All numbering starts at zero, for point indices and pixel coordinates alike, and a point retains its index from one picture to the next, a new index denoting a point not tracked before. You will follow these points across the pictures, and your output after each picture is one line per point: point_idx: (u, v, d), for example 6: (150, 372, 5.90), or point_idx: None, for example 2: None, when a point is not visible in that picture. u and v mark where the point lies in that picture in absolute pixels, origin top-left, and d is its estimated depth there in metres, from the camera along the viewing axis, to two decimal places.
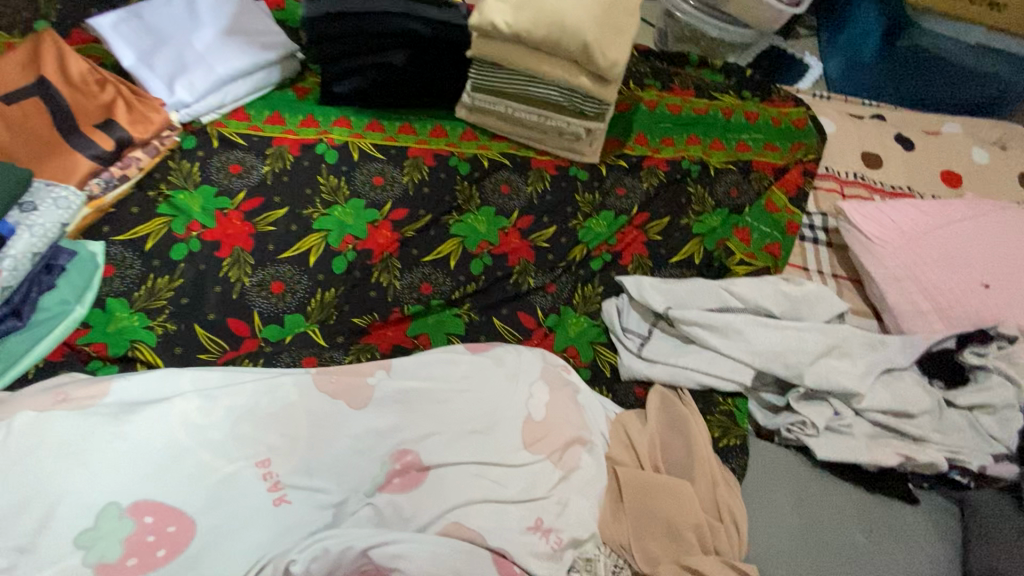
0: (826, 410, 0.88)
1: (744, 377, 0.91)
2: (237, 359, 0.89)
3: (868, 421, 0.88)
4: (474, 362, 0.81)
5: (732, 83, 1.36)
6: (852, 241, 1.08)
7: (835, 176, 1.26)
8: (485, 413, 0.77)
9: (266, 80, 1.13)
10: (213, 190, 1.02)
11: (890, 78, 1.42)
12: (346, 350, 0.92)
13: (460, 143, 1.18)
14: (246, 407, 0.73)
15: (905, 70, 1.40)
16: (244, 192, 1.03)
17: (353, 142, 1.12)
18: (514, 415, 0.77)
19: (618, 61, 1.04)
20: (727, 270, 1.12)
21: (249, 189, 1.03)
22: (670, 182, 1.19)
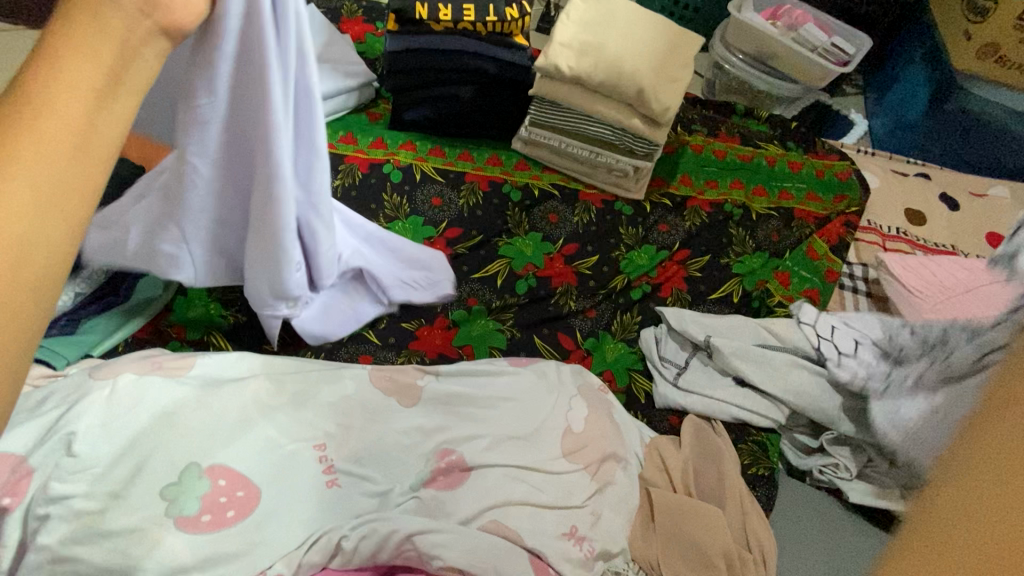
0: (861, 453, 0.90)
1: (778, 415, 0.94)
2: (300, 351, 0.96)
3: None
4: (517, 374, 0.86)
5: (777, 134, 1.48)
6: (893, 293, 1.16)
7: (877, 229, 1.34)
8: (529, 422, 0.81)
9: (344, 104, 1.25)
10: None
11: (935, 138, 1.57)
12: (397, 351, 0.99)
13: (514, 172, 1.27)
14: (309, 394, 0.82)
15: (949, 131, 1.54)
16: None
17: (417, 164, 1.23)
18: (555, 426, 0.81)
19: (671, 106, 1.11)
20: (766, 310, 1.16)
21: None
22: (713, 224, 1.27)
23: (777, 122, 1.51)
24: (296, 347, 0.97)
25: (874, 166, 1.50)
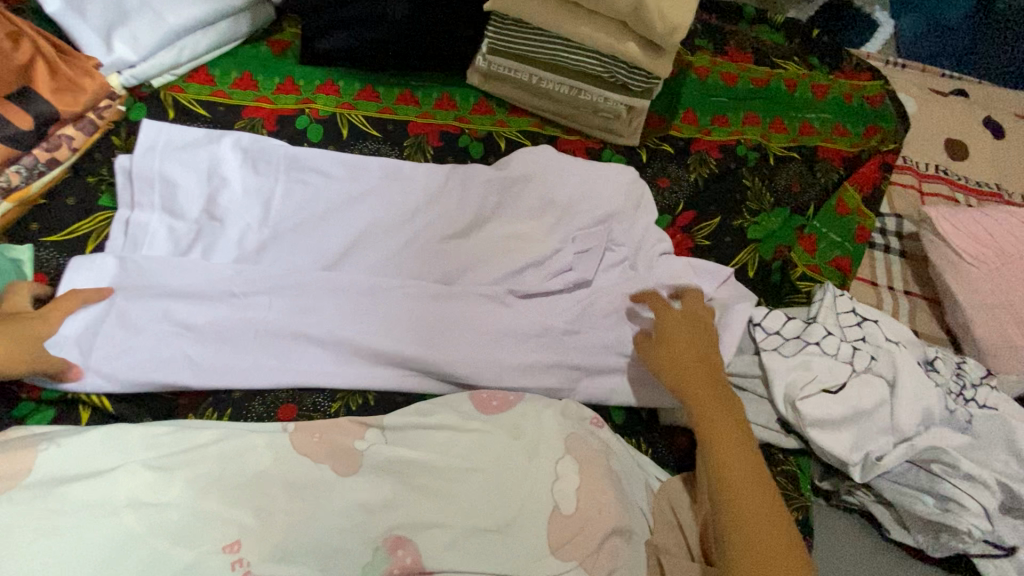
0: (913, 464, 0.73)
1: (832, 442, 0.73)
2: (200, 408, 0.73)
3: (948, 471, 0.72)
4: (483, 432, 0.67)
5: (794, 46, 1.23)
6: (937, 256, 0.96)
7: (913, 169, 1.12)
8: (501, 508, 0.62)
9: (232, 32, 0.93)
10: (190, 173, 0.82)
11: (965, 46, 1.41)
12: (331, 394, 0.76)
13: (472, 117, 0.99)
14: (215, 474, 0.64)
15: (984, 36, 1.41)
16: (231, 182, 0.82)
17: (341, 113, 0.94)
18: (536, 510, 0.62)
19: (679, 26, 0.81)
20: (788, 285, 0.96)
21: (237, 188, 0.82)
22: (723, 173, 1.03)
23: (794, 30, 1.26)
24: (179, 415, 0.73)
25: (909, 83, 1.25)
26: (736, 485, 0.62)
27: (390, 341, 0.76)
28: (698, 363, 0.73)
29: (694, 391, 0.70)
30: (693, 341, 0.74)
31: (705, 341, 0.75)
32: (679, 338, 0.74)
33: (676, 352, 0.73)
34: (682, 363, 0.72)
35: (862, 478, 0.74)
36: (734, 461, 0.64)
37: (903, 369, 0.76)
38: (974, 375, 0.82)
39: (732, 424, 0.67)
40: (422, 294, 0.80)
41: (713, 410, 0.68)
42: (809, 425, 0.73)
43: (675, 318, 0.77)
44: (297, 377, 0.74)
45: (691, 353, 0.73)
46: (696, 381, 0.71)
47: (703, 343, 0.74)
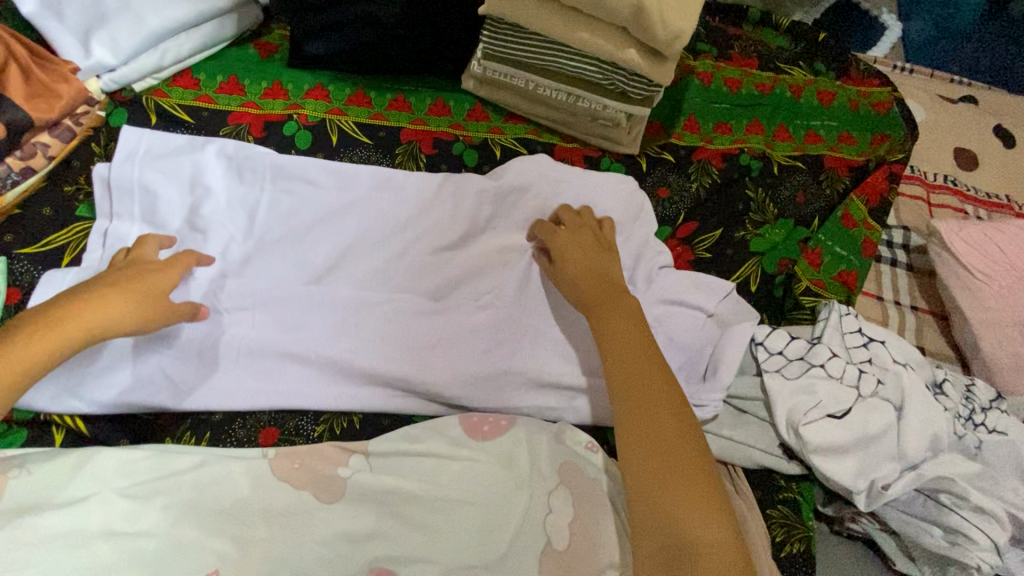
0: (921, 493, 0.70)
1: (837, 471, 0.70)
2: (178, 430, 0.70)
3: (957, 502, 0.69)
4: (472, 460, 0.65)
5: (800, 50, 1.20)
6: (946, 272, 0.93)
7: (921, 179, 1.09)
8: (490, 543, 0.60)
9: (217, 34, 0.90)
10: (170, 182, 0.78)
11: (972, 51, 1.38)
12: (315, 417, 0.73)
13: (466, 123, 0.96)
14: (193, 501, 0.62)
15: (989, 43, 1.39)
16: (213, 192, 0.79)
17: (331, 119, 0.91)
18: (528, 548, 0.60)
19: (683, 32, 0.78)
20: (791, 299, 0.93)
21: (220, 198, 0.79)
22: (725, 183, 0.99)
23: (800, 33, 1.22)
24: (157, 437, 0.70)
25: (917, 89, 1.22)
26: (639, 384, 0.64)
27: (378, 360, 0.73)
28: (596, 273, 0.76)
29: (594, 300, 0.73)
30: (594, 255, 0.77)
31: (603, 254, 0.78)
32: (578, 255, 0.77)
33: (575, 265, 0.76)
34: (586, 283, 0.75)
35: (867, 506, 0.71)
36: (636, 363, 0.66)
37: (911, 393, 0.74)
38: (983, 399, 0.79)
39: (636, 328, 0.69)
40: (412, 309, 0.77)
41: (608, 313, 0.71)
42: (812, 452, 0.70)
43: (577, 236, 0.80)
44: (280, 398, 0.71)
45: (588, 263, 0.76)
46: (594, 291, 0.74)
47: (602, 257, 0.78)
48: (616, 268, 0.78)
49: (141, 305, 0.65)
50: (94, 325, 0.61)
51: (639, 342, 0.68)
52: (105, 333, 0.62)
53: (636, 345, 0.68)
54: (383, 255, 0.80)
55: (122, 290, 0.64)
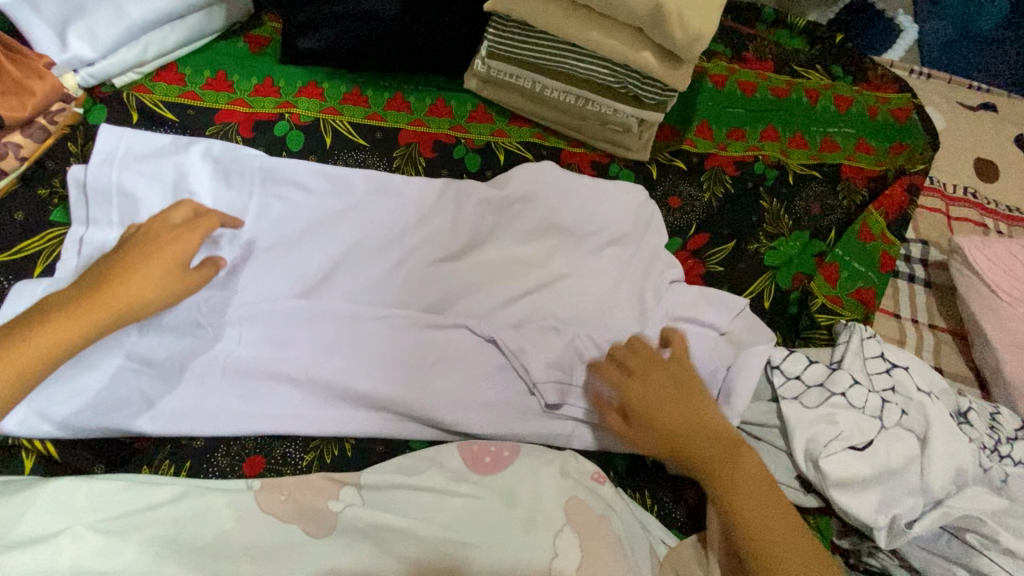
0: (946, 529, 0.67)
1: (859, 507, 0.66)
2: (157, 456, 0.66)
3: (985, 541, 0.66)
4: (473, 495, 0.62)
5: (816, 52, 1.15)
6: (968, 291, 0.89)
7: (940, 191, 1.05)
8: None
9: (203, 27, 0.85)
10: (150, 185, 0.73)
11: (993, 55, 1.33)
12: (304, 444, 0.68)
13: (469, 125, 0.90)
14: (171, 536, 0.57)
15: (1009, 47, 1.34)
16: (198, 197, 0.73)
17: (325, 119, 0.86)
18: None
19: (702, 34, 0.72)
20: (807, 317, 0.88)
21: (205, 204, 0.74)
22: (739, 193, 0.95)
23: (816, 35, 1.17)
24: (134, 463, 0.65)
25: (936, 95, 1.17)
26: (790, 565, 0.55)
27: (372, 381, 0.69)
28: (685, 411, 0.64)
29: (693, 461, 0.62)
30: (674, 385, 0.66)
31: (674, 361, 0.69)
32: (655, 388, 0.66)
33: (652, 399, 0.65)
34: (680, 444, 0.63)
35: (888, 545, 0.67)
36: (778, 539, 0.57)
37: (936, 424, 0.70)
38: (1009, 429, 0.76)
39: (757, 487, 0.60)
40: (410, 327, 0.72)
41: (722, 482, 0.61)
42: (832, 486, 0.66)
43: (645, 359, 0.68)
44: (266, 423, 0.66)
45: (670, 395, 0.65)
46: (695, 451, 0.62)
47: (685, 385, 0.66)
48: (705, 396, 0.66)
49: (162, 282, 0.61)
50: (116, 306, 0.58)
51: (767, 506, 0.59)
52: (131, 310, 0.59)
53: (763, 512, 0.58)
54: (379, 268, 0.75)
55: (142, 270, 0.60)
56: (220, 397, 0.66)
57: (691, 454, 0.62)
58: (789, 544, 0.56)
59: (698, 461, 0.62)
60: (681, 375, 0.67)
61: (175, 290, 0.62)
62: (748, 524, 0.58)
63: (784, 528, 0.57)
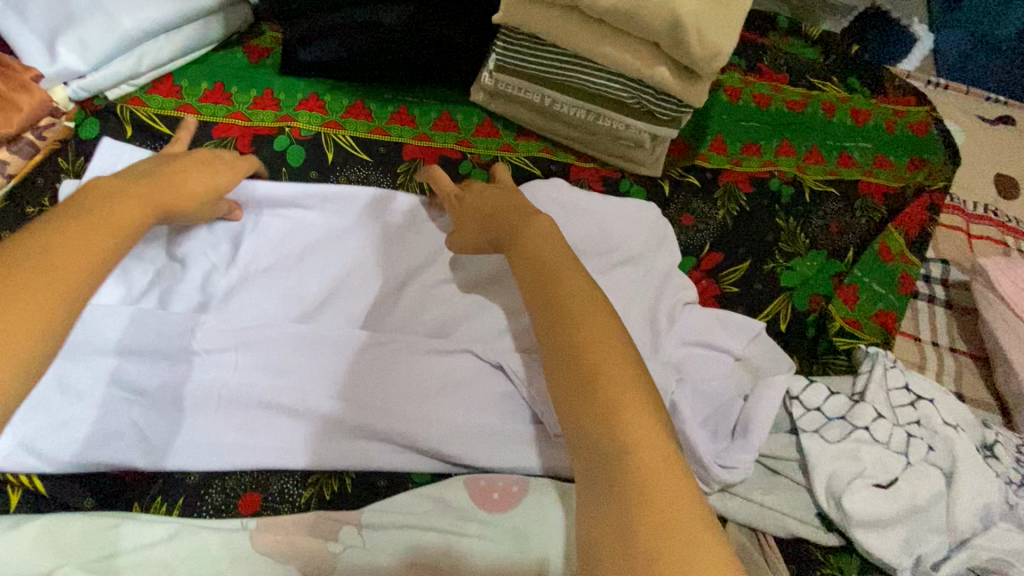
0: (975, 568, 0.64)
1: (886, 548, 0.63)
2: (148, 491, 0.63)
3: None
4: (482, 536, 0.59)
5: (832, 63, 1.11)
6: (993, 315, 0.86)
7: (960, 208, 1.02)
8: None
9: (201, 37, 0.81)
10: None
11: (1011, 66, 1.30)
12: (303, 479, 0.65)
13: (475, 140, 0.87)
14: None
15: None
16: None
17: (327, 133, 0.83)
18: None
19: (722, 51, 0.69)
20: (825, 342, 0.85)
21: None
22: (754, 210, 0.92)
23: (831, 45, 1.14)
24: (124, 499, 0.62)
25: (954, 109, 1.14)
26: (618, 421, 0.44)
27: (375, 411, 0.66)
28: (538, 267, 0.57)
29: (541, 297, 0.55)
30: (547, 238, 0.60)
31: (547, 231, 0.61)
32: (538, 238, 0.60)
33: (540, 254, 0.58)
34: (541, 295, 0.55)
35: None
36: (603, 398, 0.46)
37: (963, 459, 0.67)
38: None
39: (606, 344, 0.49)
40: (414, 353, 0.69)
41: (564, 313, 0.52)
42: (857, 526, 0.63)
43: (505, 207, 0.67)
44: (262, 459, 0.63)
45: (549, 255, 0.58)
46: (537, 292, 0.55)
47: (546, 232, 0.60)
48: (553, 240, 0.60)
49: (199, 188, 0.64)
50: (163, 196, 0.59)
51: (589, 372, 0.47)
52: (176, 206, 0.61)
53: (589, 377, 0.47)
54: (383, 289, 0.73)
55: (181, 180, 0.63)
56: (212, 427, 0.63)
57: (553, 311, 0.53)
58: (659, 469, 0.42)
59: (580, 363, 0.48)
60: (540, 228, 0.61)
61: (180, 214, 0.62)
62: (636, 445, 0.43)
63: (607, 394, 0.46)
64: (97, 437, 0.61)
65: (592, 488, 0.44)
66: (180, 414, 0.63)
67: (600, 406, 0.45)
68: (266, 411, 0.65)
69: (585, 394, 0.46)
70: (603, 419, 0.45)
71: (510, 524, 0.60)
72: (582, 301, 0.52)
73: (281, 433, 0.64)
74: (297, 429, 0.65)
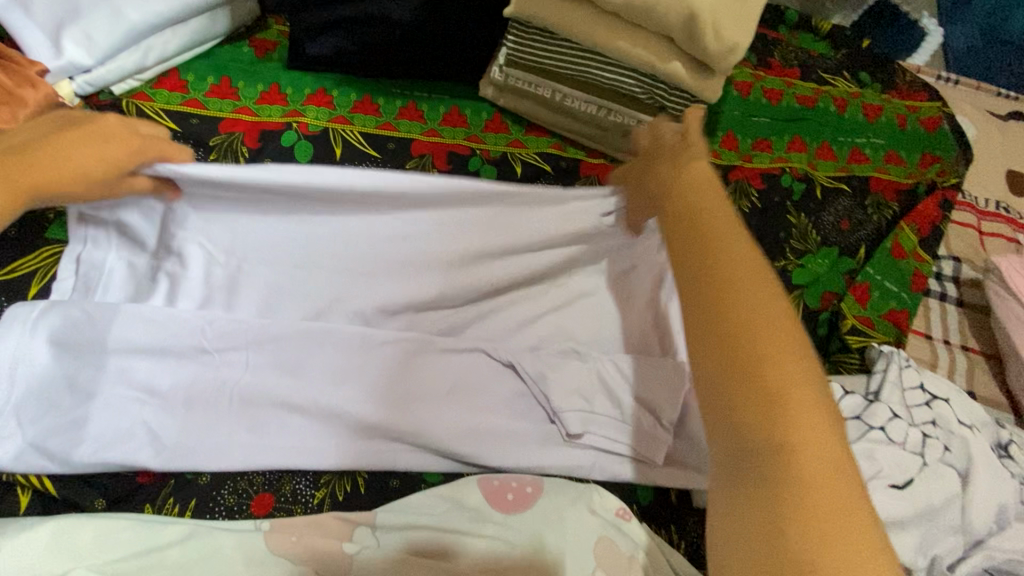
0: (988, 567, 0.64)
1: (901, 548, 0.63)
2: (160, 492, 0.62)
3: None
4: (496, 536, 0.58)
5: (843, 57, 1.10)
6: (1006, 313, 0.85)
7: (971, 204, 1.01)
8: None
9: (207, 31, 0.80)
10: None
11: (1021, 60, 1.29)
12: (315, 479, 0.65)
13: (485, 135, 0.86)
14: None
15: None
16: None
17: (335, 128, 0.82)
18: None
19: (738, 45, 0.68)
20: (837, 340, 0.85)
21: None
22: (765, 206, 0.91)
23: (842, 39, 1.12)
24: (135, 500, 0.62)
25: (965, 104, 1.13)
26: (771, 391, 0.37)
27: (388, 411, 0.65)
28: (685, 206, 0.48)
29: (688, 232, 0.46)
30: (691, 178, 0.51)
31: (688, 169, 0.52)
32: (693, 180, 0.51)
33: (689, 187, 0.50)
34: (680, 237, 0.46)
35: None
36: (755, 364, 0.38)
37: (977, 459, 0.67)
38: None
39: (757, 298, 0.40)
40: (425, 351, 0.68)
41: (711, 255, 0.43)
42: None
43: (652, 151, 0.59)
44: (274, 459, 0.63)
45: (695, 195, 0.49)
46: (680, 234, 0.46)
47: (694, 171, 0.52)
48: (705, 175, 0.51)
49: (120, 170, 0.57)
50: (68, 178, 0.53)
51: (736, 335, 0.39)
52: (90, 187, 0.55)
53: (728, 339, 0.39)
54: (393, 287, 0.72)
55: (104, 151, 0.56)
56: (222, 426, 0.63)
57: (699, 253, 0.44)
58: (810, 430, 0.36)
59: (721, 313, 0.40)
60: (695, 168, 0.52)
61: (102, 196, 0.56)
62: (798, 422, 0.36)
63: (752, 365, 0.38)
64: (108, 437, 0.60)
65: (732, 464, 0.38)
66: (190, 413, 0.62)
67: (752, 377, 0.38)
68: (277, 409, 0.64)
69: (729, 358, 0.39)
70: (757, 394, 0.37)
71: (524, 525, 0.60)
72: (738, 246, 0.43)
73: (292, 432, 0.64)
74: (308, 428, 0.64)
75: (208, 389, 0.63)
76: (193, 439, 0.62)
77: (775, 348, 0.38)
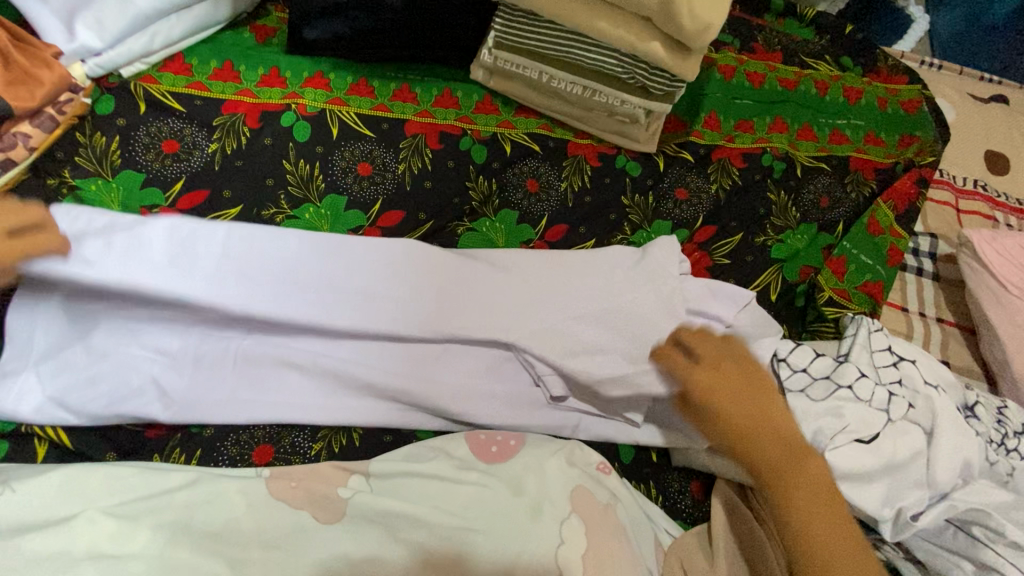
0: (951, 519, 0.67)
1: (866, 499, 0.66)
2: (167, 444, 0.66)
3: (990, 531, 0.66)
4: (479, 484, 0.63)
5: (826, 42, 1.13)
6: (978, 284, 0.88)
7: (949, 183, 1.04)
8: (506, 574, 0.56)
9: (210, 17, 0.85)
10: (140, 177, 0.77)
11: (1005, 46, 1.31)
12: (313, 433, 0.69)
13: (476, 117, 0.90)
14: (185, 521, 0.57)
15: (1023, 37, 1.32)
16: (182, 180, 0.78)
17: (332, 109, 0.86)
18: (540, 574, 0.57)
19: (712, 24, 0.72)
20: (813, 311, 0.88)
21: (190, 176, 0.78)
22: (746, 184, 0.94)
23: (826, 25, 1.15)
24: (144, 451, 0.66)
25: (946, 87, 1.16)
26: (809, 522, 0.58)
27: (380, 371, 0.69)
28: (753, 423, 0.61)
29: (742, 444, 0.60)
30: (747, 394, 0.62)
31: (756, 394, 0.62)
32: (733, 397, 0.62)
33: (739, 415, 0.60)
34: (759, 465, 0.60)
35: (894, 536, 0.67)
36: (800, 507, 0.58)
37: (942, 416, 0.70)
38: (1016, 423, 0.75)
39: (792, 470, 0.60)
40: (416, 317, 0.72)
41: (761, 458, 0.60)
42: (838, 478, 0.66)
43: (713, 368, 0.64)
44: (274, 415, 0.67)
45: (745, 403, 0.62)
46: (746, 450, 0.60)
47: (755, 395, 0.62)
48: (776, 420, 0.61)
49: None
50: None
51: (779, 483, 0.59)
52: None
53: (778, 481, 0.59)
54: None
55: None
56: (226, 385, 0.67)
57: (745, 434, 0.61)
58: (839, 545, 0.57)
59: (758, 458, 0.60)
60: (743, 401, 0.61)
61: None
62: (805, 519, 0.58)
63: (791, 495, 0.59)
64: (118, 394, 0.64)
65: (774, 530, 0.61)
66: (195, 372, 0.66)
67: (787, 502, 0.59)
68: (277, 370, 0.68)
69: (771, 486, 0.60)
70: (785, 506, 0.59)
71: (507, 477, 0.64)
72: (782, 459, 0.60)
73: (291, 391, 0.68)
74: (306, 387, 0.68)
75: (212, 351, 0.67)
76: (197, 397, 0.66)
77: (803, 483, 0.59)
